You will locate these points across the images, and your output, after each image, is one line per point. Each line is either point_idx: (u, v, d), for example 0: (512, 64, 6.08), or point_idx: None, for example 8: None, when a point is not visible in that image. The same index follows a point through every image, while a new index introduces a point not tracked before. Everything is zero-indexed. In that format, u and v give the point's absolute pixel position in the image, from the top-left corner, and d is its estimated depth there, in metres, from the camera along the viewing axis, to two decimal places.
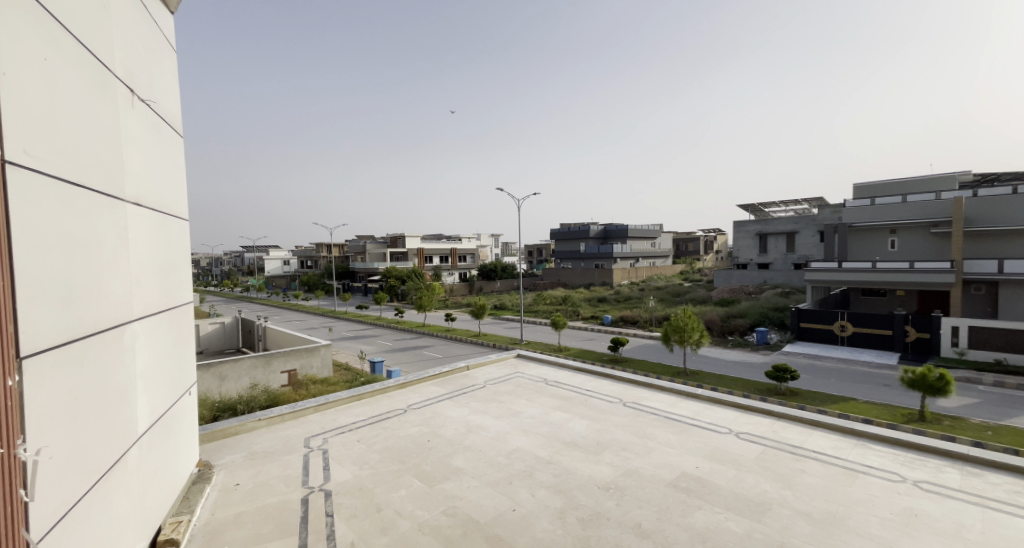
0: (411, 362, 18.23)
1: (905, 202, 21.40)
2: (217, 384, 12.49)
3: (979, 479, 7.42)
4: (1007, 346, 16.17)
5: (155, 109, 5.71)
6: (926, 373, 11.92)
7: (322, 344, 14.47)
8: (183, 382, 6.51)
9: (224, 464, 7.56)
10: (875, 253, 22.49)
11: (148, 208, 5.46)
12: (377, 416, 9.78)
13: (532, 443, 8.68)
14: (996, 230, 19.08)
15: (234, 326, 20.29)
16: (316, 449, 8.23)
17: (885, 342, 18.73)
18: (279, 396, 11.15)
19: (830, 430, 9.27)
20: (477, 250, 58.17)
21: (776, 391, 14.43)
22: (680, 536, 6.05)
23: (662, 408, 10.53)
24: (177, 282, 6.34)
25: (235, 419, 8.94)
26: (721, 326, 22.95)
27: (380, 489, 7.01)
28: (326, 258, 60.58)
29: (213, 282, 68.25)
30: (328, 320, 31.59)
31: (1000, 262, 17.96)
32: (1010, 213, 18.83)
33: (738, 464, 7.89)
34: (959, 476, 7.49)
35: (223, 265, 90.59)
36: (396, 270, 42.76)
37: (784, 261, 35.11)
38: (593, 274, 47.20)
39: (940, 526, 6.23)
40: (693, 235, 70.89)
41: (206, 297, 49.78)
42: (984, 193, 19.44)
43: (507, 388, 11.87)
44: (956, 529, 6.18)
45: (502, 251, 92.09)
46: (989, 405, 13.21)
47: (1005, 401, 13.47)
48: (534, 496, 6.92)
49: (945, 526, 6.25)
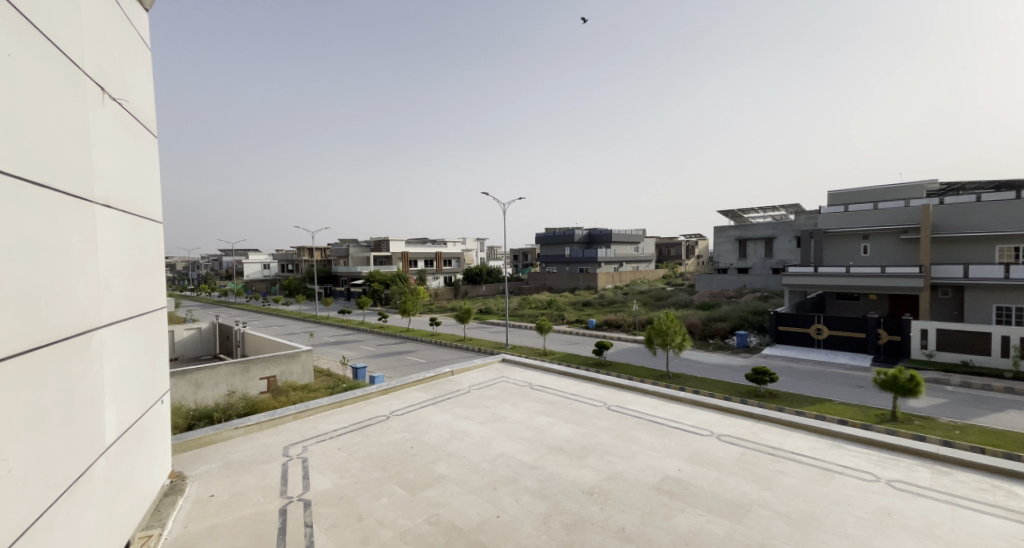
0: (394, 367, 17.99)
1: (876, 209, 21.87)
2: (192, 392, 12.16)
3: (949, 478, 7.54)
4: (973, 348, 16.62)
5: (127, 108, 5.51)
6: (897, 374, 12.13)
7: (303, 350, 14.21)
8: (155, 390, 6.29)
9: (198, 474, 7.33)
10: (849, 258, 22.93)
11: (118, 208, 5.26)
12: (359, 423, 9.60)
13: (517, 448, 8.59)
14: (962, 236, 19.59)
15: (212, 332, 19.82)
16: (295, 457, 8.04)
17: (860, 344, 19.07)
18: (257, 403, 10.87)
19: (808, 431, 9.36)
20: (463, 254, 57.94)
21: (756, 394, 14.56)
22: (663, 539, 6.03)
23: (646, 411, 10.54)
24: (150, 286, 6.13)
25: (210, 428, 8.68)
26: (703, 330, 23.17)
27: (360, 497, 6.86)
28: (309, 262, 59.81)
29: (191, 286, 66.92)
30: (308, 325, 31.11)
31: (965, 267, 18.47)
32: (976, 221, 19.36)
33: (720, 466, 7.90)
34: (930, 475, 7.62)
35: (200, 268, 88.30)
36: (380, 273, 42.66)
37: (763, 265, 35.68)
38: (578, 279, 47.30)
39: (914, 525, 6.31)
40: (676, 241, 71.73)
41: (182, 302, 48.63)
42: (950, 201, 19.98)
43: (491, 393, 11.77)
44: (928, 527, 6.26)
45: (487, 255, 91.99)
46: (958, 405, 13.53)
47: (974, 401, 13.79)
48: (518, 502, 6.83)
49: (918, 524, 6.33)
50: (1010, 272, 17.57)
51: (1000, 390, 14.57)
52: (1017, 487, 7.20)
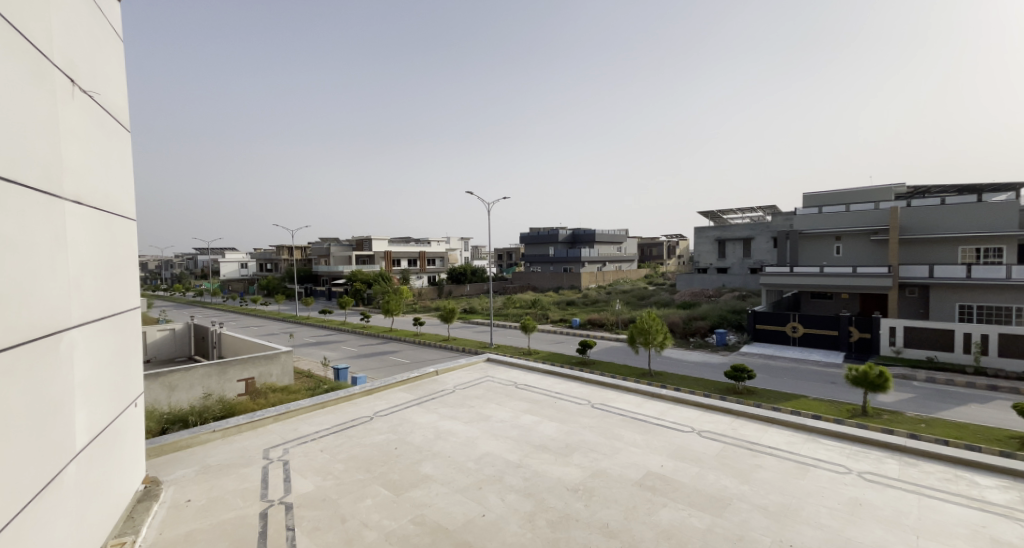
0: (377, 368, 17.79)
1: (848, 210, 22.34)
2: (166, 395, 11.86)
3: (916, 468, 7.73)
4: (938, 344, 17.13)
5: (97, 101, 5.29)
6: (867, 370, 12.42)
7: (282, 351, 13.98)
8: (128, 393, 6.08)
9: (173, 479, 7.12)
10: (823, 258, 23.38)
11: (89, 205, 5.06)
12: (341, 425, 9.45)
13: (502, 447, 8.55)
14: (929, 238, 20.14)
15: (187, 333, 19.36)
16: (276, 460, 7.87)
17: (832, 342, 19.47)
18: (235, 406, 10.64)
19: (784, 426, 9.51)
20: (446, 254, 57.69)
21: (734, 390, 14.77)
22: (646, 534, 6.04)
23: (629, 408, 10.58)
24: (123, 286, 5.94)
25: (186, 432, 8.44)
26: (683, 328, 23.45)
27: (342, 500, 6.74)
28: (289, 262, 58.79)
29: (164, 286, 64.99)
30: (288, 325, 30.53)
31: (930, 267, 19.04)
32: (940, 223, 19.97)
33: (701, 461, 7.97)
34: (898, 466, 7.81)
35: (176, 267, 86.02)
36: (362, 273, 42.16)
37: (741, 264, 36.25)
38: (561, 278, 47.41)
39: (886, 514, 6.45)
40: (657, 241, 72.52)
41: (156, 302, 47.31)
42: (917, 203, 20.53)
43: (476, 393, 11.71)
44: (899, 516, 6.40)
45: (472, 254, 91.67)
46: (925, 399, 13.91)
47: (938, 395, 14.22)
48: (502, 500, 6.79)
49: (889, 513, 6.47)
50: (971, 271, 18.17)
51: (964, 384, 15.05)
52: (978, 477, 7.42)
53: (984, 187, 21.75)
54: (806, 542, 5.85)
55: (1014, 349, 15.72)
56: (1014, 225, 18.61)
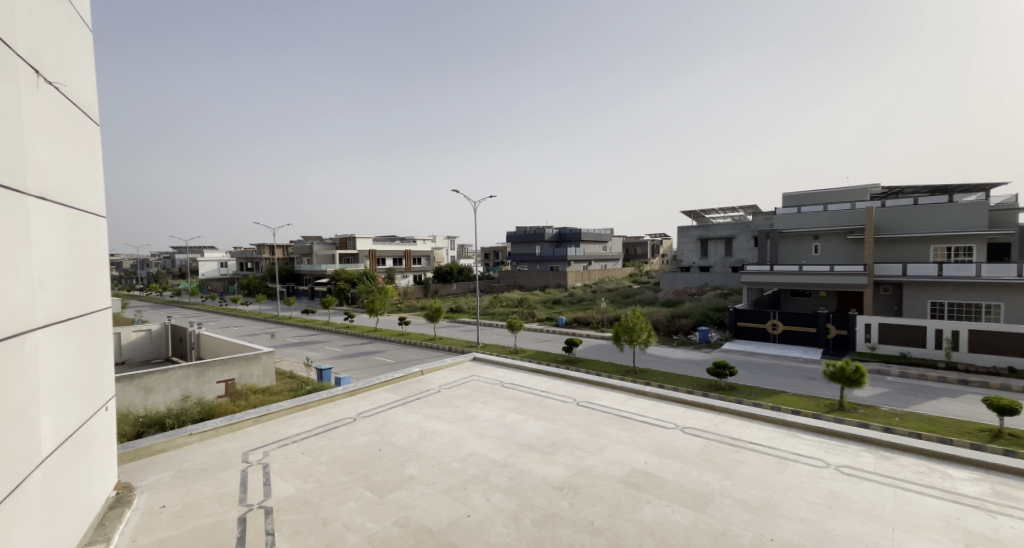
0: (361, 369, 17.59)
1: (826, 210, 22.66)
2: (142, 397, 11.60)
3: (891, 461, 7.86)
4: (910, 341, 17.51)
5: (64, 92, 5.10)
6: (844, 366, 12.61)
7: (264, 352, 13.72)
8: (98, 397, 5.87)
9: (147, 485, 6.93)
10: (801, 257, 23.68)
11: (55, 201, 4.88)
12: (324, 426, 9.30)
13: (487, 447, 8.49)
14: (902, 237, 20.54)
15: (164, 333, 18.92)
16: (255, 463, 7.71)
17: (810, 339, 19.69)
18: (214, 409, 10.40)
19: (765, 421, 9.60)
20: (432, 253, 57.41)
21: (717, 386, 14.90)
22: (630, 531, 6.04)
23: (614, 406, 10.59)
24: (92, 285, 5.74)
25: (162, 435, 8.23)
26: (667, 326, 23.63)
27: (325, 503, 6.62)
28: (270, 261, 57.79)
29: (140, 286, 63.30)
30: (269, 325, 30.04)
31: (904, 265, 19.46)
32: (914, 222, 20.39)
33: (684, 458, 8.01)
34: (874, 459, 7.94)
35: (152, 267, 84.08)
36: (345, 272, 41.63)
37: (723, 264, 36.61)
38: (548, 277, 47.44)
39: (862, 507, 6.54)
40: (642, 240, 73.12)
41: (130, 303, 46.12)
42: (891, 204, 20.93)
43: (462, 392, 11.62)
44: (874, 509, 6.50)
45: (458, 253, 91.38)
46: (899, 394, 14.19)
47: (911, 390, 14.53)
48: (488, 500, 6.73)
49: (865, 506, 6.57)
50: (943, 269, 18.61)
51: (936, 379, 15.43)
52: (950, 469, 7.57)
53: (955, 188, 22.27)
54: (787, 537, 5.90)
55: (983, 345, 16.14)
56: (983, 224, 19.12)
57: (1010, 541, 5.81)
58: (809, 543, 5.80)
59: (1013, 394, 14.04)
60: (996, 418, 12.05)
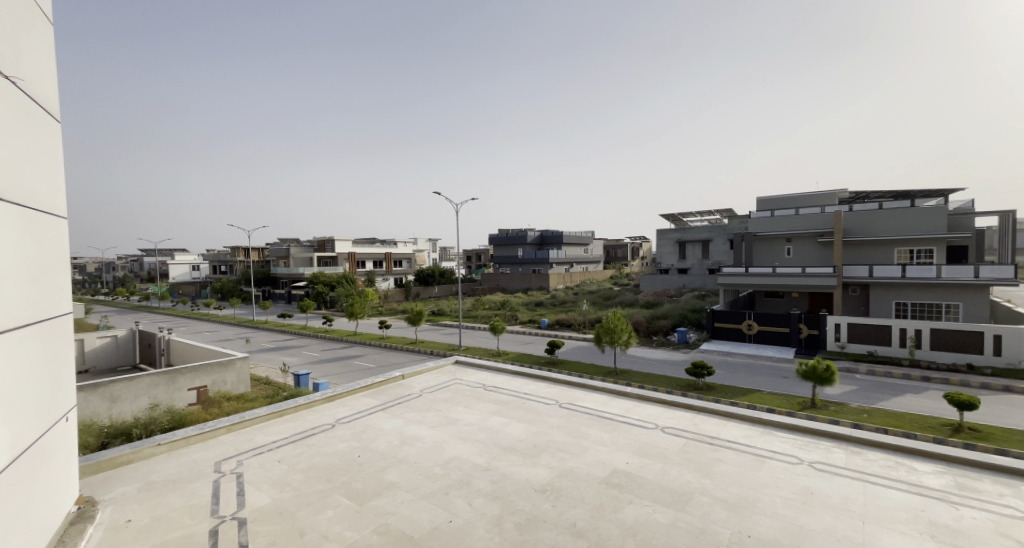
0: (340, 373, 17.28)
1: (797, 214, 23.08)
2: (107, 406, 11.16)
3: (860, 457, 7.99)
4: (877, 339, 17.93)
5: (21, 87, 4.85)
6: (815, 365, 12.84)
7: (238, 357, 13.33)
8: (58, 407, 5.60)
9: (112, 498, 6.62)
10: (775, 260, 24.06)
11: (10, 201, 4.62)
12: (301, 433, 9.05)
13: (469, 451, 8.37)
14: (869, 240, 21.06)
15: (131, 340, 18.30)
16: (228, 473, 7.45)
17: (783, 338, 20.04)
18: (185, 417, 10.05)
19: (741, 420, 9.68)
20: (414, 256, 57.00)
21: (695, 386, 15.02)
22: (612, 532, 5.99)
23: (595, 407, 10.56)
24: (52, 289, 5.45)
25: (128, 446, 7.89)
26: (647, 327, 23.80)
27: (301, 512, 6.42)
28: (245, 264, 56.41)
29: (104, 290, 61.09)
30: (245, 331, 29.35)
31: (870, 267, 19.96)
32: (879, 226, 20.95)
33: (664, 457, 8.00)
34: (845, 455, 8.05)
35: (120, 271, 81.28)
36: (324, 275, 40.94)
37: (700, 266, 37.04)
38: (530, 279, 47.48)
39: (835, 502, 6.63)
40: (622, 243, 73.82)
41: (97, 308, 44.62)
42: (858, 208, 21.47)
43: (444, 396, 11.47)
44: (846, 503, 6.59)
45: (440, 256, 90.96)
46: (866, 391, 14.52)
47: (879, 386, 14.88)
48: (470, 505, 6.62)
49: (837, 500, 6.65)
50: (906, 271, 19.17)
51: (901, 376, 15.85)
52: (916, 463, 7.73)
53: (916, 194, 23.00)
54: (764, 533, 5.93)
55: (945, 343, 16.62)
56: (942, 228, 19.77)
57: (974, 532, 5.94)
58: (785, 539, 5.84)
59: (973, 390, 14.52)
60: (958, 413, 12.40)
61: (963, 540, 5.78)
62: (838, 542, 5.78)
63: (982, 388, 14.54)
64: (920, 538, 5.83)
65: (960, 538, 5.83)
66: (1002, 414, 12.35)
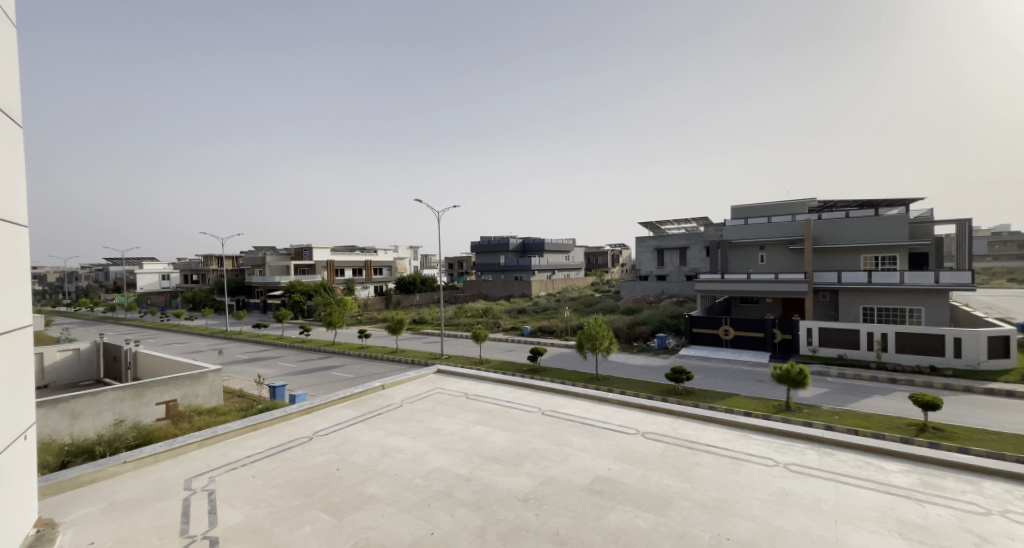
0: (317, 384, 16.87)
1: (770, 222, 23.54)
2: (68, 423, 10.69)
3: (832, 457, 8.09)
4: (846, 343, 18.35)
5: None
6: (789, 369, 13.03)
7: (210, 370, 12.95)
8: (16, 423, 5.29)
9: (73, 520, 6.29)
10: (749, 266, 24.47)
11: None
12: (277, 447, 8.79)
13: (451, 461, 8.22)
14: (838, 247, 21.59)
15: (95, 354, 17.62)
16: (199, 490, 7.16)
17: (759, 343, 20.35)
18: (153, 433, 9.67)
19: (720, 424, 9.73)
20: (395, 263, 56.49)
21: (675, 391, 15.11)
22: (594, 539, 5.92)
23: (577, 414, 10.51)
24: (10, 300, 5.17)
25: (91, 464, 7.54)
26: (627, 333, 23.95)
27: (277, 528, 6.20)
28: (217, 272, 54.96)
29: (66, 300, 58.78)
30: (217, 342, 28.53)
31: (838, 273, 20.44)
32: (846, 234, 21.52)
33: (646, 463, 7.98)
34: (818, 456, 8.14)
35: (83, 281, 78.32)
36: (301, 283, 40.15)
37: (678, 273, 37.49)
38: (513, 286, 47.47)
39: (811, 502, 6.68)
40: (602, 249, 74.26)
41: (58, 320, 42.76)
42: (827, 217, 21.99)
43: (425, 406, 11.28)
44: (821, 503, 6.64)
45: (421, 264, 90.48)
46: (837, 393, 14.79)
47: (850, 388, 15.21)
48: (452, 516, 6.48)
49: (812, 501, 6.71)
50: (872, 277, 19.69)
51: (869, 378, 16.22)
52: (885, 463, 7.85)
53: (880, 203, 23.70)
54: (742, 536, 5.94)
55: (910, 346, 17.09)
56: (904, 236, 20.40)
57: (938, 529, 6.04)
58: (762, 541, 5.85)
59: (936, 390, 14.90)
60: (922, 413, 12.71)
61: (932, 538, 5.88)
62: (813, 542, 5.82)
63: (945, 389, 14.95)
64: (892, 537, 5.90)
65: (928, 535, 5.92)
66: (965, 413, 12.70)
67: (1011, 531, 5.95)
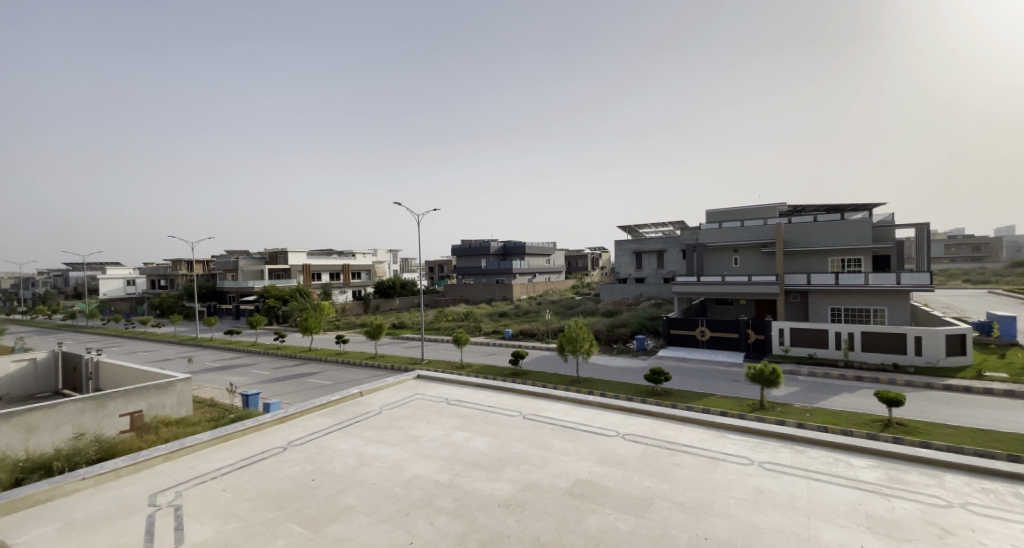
0: (293, 392, 16.43)
1: (743, 226, 23.92)
2: (22, 438, 10.15)
3: (805, 454, 8.18)
4: (816, 342, 18.74)
5: None
6: (762, 368, 13.21)
7: (179, 380, 12.51)
8: None
9: (26, 542, 5.92)
10: (723, 269, 24.81)
11: None
12: (250, 458, 8.48)
13: (431, 468, 8.05)
14: (807, 250, 22.07)
15: (54, 364, 16.85)
16: (165, 506, 6.83)
17: (734, 343, 20.63)
18: (116, 447, 9.25)
19: (698, 424, 9.75)
20: (373, 267, 55.76)
21: (653, 392, 15.19)
22: (573, 543, 5.82)
23: (558, 417, 10.43)
24: None
25: (46, 482, 7.14)
26: (607, 336, 24.07)
27: (247, 544, 5.93)
28: (187, 277, 53.33)
29: (24, 309, 56.07)
30: (187, 349, 27.60)
31: (807, 275, 20.88)
32: (814, 237, 22.01)
33: (626, 465, 7.94)
34: (792, 454, 8.21)
35: (42, 288, 74.85)
36: (276, 288, 39.29)
37: (656, 275, 37.89)
38: (493, 290, 47.32)
39: (787, 500, 6.71)
40: (582, 252, 74.79)
41: (15, 330, 40.70)
42: (796, 220, 22.45)
43: (405, 413, 11.06)
44: (797, 501, 6.69)
45: (400, 268, 89.54)
46: (808, 392, 15.06)
47: (821, 387, 15.50)
48: (431, 524, 6.31)
49: (787, 499, 6.74)
50: (839, 278, 20.16)
51: (838, 376, 16.57)
52: (854, 458, 7.98)
53: (846, 207, 24.35)
54: (720, 535, 5.92)
55: (877, 345, 17.51)
56: (868, 239, 20.97)
57: (905, 522, 6.13)
58: (740, 539, 5.85)
59: (901, 388, 15.31)
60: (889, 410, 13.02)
61: (902, 531, 5.96)
62: (788, 539, 5.85)
63: (907, 385, 15.38)
64: (866, 532, 5.96)
65: (900, 529, 6.00)
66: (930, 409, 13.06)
67: (973, 522, 6.08)
